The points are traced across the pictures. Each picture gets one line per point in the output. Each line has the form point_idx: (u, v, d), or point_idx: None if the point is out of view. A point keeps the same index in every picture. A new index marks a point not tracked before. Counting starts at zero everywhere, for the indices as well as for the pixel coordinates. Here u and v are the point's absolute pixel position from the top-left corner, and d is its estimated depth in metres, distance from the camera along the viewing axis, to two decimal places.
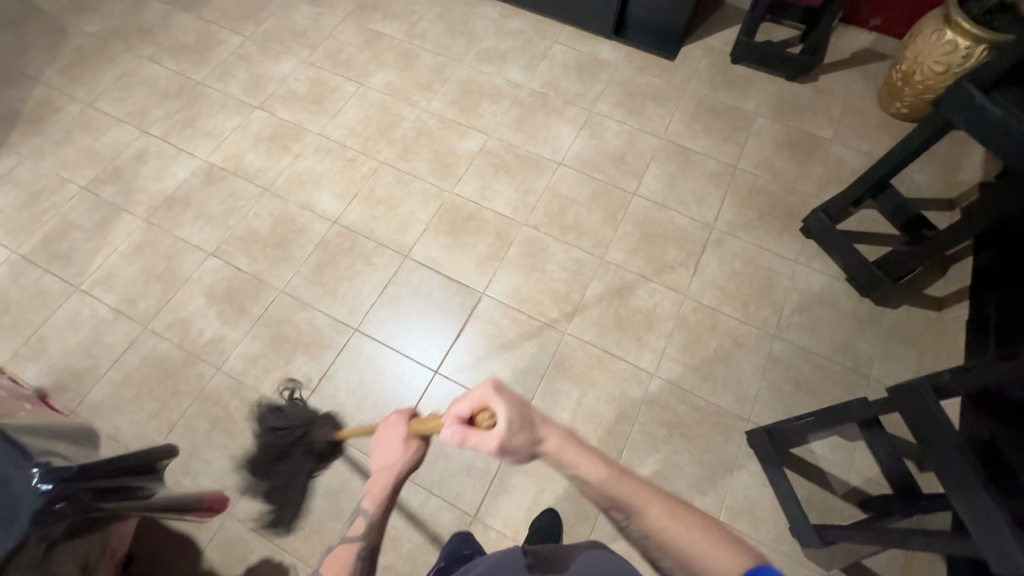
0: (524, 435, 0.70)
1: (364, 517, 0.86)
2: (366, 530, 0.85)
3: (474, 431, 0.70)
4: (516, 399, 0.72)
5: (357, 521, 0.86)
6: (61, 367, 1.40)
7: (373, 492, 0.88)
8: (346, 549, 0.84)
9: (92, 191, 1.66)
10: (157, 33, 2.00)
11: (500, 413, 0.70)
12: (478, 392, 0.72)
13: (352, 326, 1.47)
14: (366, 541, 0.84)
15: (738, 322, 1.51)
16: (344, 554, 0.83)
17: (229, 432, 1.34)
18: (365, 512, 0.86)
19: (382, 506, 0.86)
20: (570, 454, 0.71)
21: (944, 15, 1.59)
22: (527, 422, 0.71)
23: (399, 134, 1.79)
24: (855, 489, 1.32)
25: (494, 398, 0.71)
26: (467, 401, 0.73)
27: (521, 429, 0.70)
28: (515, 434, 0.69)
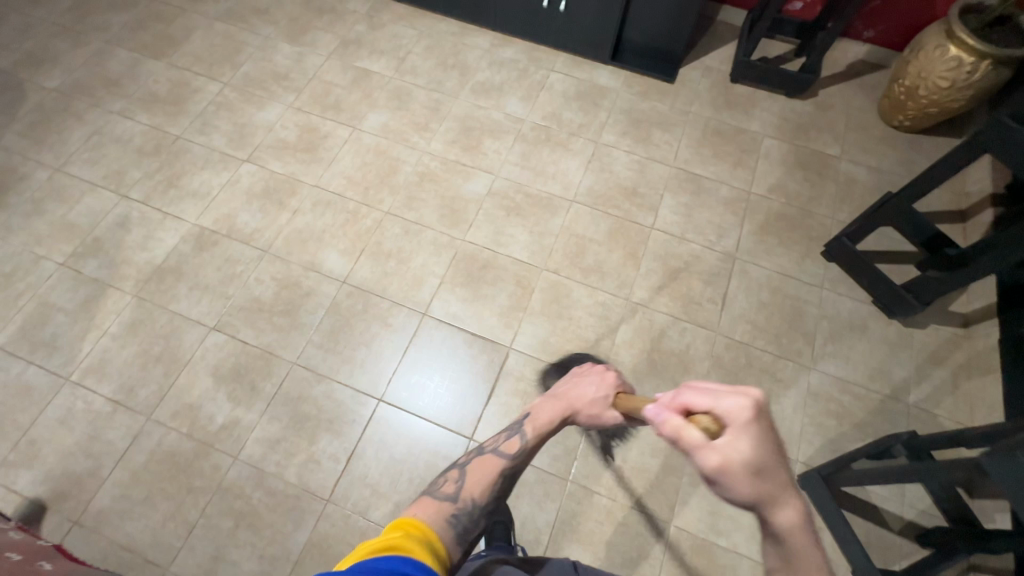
0: (756, 485, 0.56)
1: (520, 440, 0.83)
2: (520, 454, 0.81)
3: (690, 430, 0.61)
4: (762, 435, 0.58)
5: (513, 440, 0.83)
6: (58, 472, 1.27)
7: (538, 421, 0.86)
8: (493, 460, 0.80)
9: (73, 267, 1.52)
10: (126, 84, 1.86)
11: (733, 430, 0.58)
12: (734, 407, 0.59)
13: (375, 397, 1.38)
14: (513, 462, 0.80)
15: (773, 356, 1.48)
16: (492, 464, 0.79)
17: (256, 528, 1.23)
18: (523, 435, 0.83)
19: (542, 436, 0.84)
20: (788, 534, 0.56)
21: (945, 31, 1.59)
22: (770, 476, 0.57)
23: (401, 180, 1.71)
24: (910, 524, 1.30)
25: (746, 423, 0.58)
26: (713, 398, 0.61)
27: (759, 478, 0.56)
28: (748, 476, 0.56)
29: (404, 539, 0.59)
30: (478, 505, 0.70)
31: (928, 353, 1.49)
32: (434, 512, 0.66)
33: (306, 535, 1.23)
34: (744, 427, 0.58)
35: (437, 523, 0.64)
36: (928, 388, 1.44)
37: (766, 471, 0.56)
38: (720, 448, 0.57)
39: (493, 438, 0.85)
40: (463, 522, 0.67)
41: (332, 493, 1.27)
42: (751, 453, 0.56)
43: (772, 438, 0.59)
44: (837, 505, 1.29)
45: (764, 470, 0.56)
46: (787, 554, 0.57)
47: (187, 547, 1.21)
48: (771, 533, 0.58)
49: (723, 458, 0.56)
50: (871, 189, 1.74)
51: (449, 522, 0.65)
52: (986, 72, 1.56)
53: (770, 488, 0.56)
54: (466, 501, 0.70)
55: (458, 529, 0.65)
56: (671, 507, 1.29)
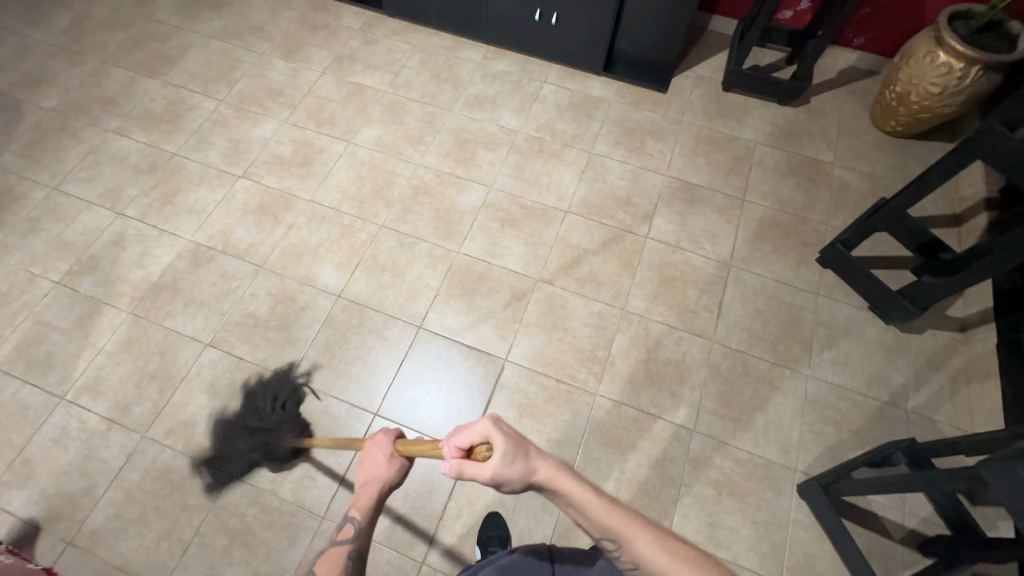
0: (518, 466, 0.68)
1: (351, 525, 0.78)
2: (357, 537, 0.78)
3: (470, 462, 0.69)
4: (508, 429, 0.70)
5: (345, 527, 0.79)
6: (52, 492, 1.26)
7: (361, 500, 0.80)
8: (335, 551, 0.78)
9: (69, 286, 1.52)
10: (122, 103, 1.88)
11: (494, 441, 0.68)
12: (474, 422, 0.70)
13: (371, 411, 1.38)
14: (356, 545, 0.78)
15: (769, 364, 1.47)
16: (336, 557, 0.77)
17: (250, 546, 1.22)
18: (351, 520, 0.79)
19: (370, 512, 0.79)
20: (564, 485, 0.69)
21: (935, 37, 1.60)
22: (524, 453, 0.69)
23: (395, 194, 1.71)
24: (912, 532, 1.28)
25: (489, 426, 0.69)
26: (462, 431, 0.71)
27: (518, 459, 0.68)
28: (511, 464, 0.68)
29: None
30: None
31: (925, 358, 1.48)
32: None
33: (301, 553, 1.22)
34: (490, 432, 0.69)
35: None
36: (926, 394, 1.43)
37: (518, 453, 0.69)
38: (487, 462, 0.68)
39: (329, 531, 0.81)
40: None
41: (327, 510, 1.26)
42: (503, 448, 0.68)
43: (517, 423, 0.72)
44: (838, 515, 1.28)
45: (517, 452, 0.68)
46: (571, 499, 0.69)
47: (181, 567, 1.20)
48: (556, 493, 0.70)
49: (492, 467, 0.67)
50: (864, 195, 1.74)
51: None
52: (976, 78, 1.56)
53: (527, 466, 0.69)
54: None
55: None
56: (669, 518, 1.28)
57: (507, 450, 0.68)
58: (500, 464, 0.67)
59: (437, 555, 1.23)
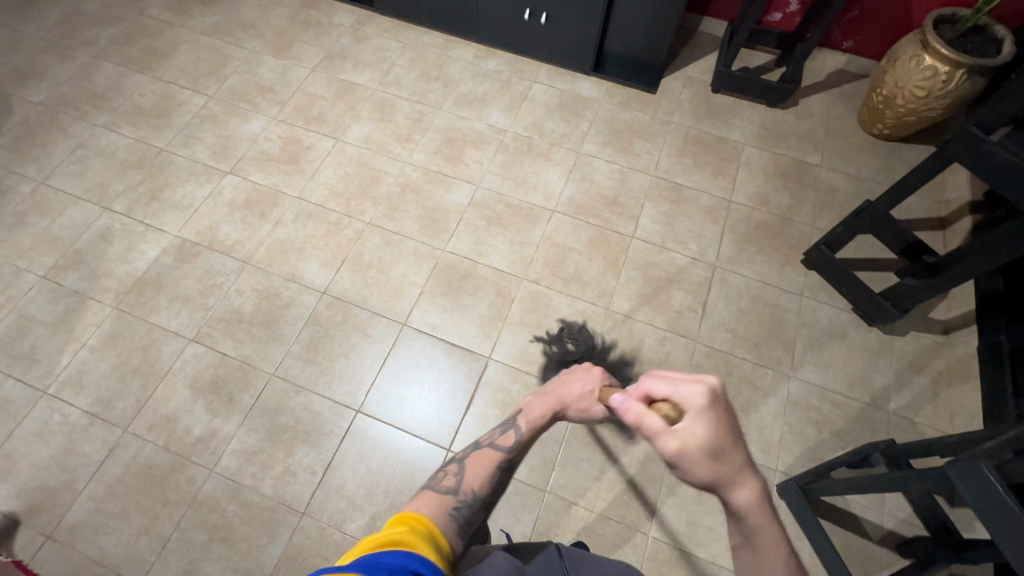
0: (712, 468, 0.61)
1: (515, 434, 0.83)
2: (515, 448, 0.81)
3: (652, 416, 0.65)
4: (718, 424, 0.62)
5: (508, 434, 0.83)
6: (32, 486, 1.26)
7: (532, 415, 0.86)
8: (490, 453, 0.80)
9: (53, 280, 1.52)
10: (112, 98, 1.88)
11: (696, 426, 0.62)
12: (689, 393, 0.64)
13: (353, 408, 1.38)
14: (510, 456, 0.81)
15: (752, 365, 1.48)
16: (488, 458, 0.79)
17: (230, 541, 1.22)
18: (517, 430, 0.84)
19: (535, 431, 0.84)
20: (747, 512, 0.62)
21: (920, 41, 1.61)
22: (725, 459, 0.61)
23: (383, 192, 1.71)
24: (890, 534, 1.29)
25: (700, 412, 0.62)
26: (670, 385, 0.65)
27: (713, 461, 0.61)
28: (702, 461, 0.61)
29: (408, 534, 0.58)
30: (479, 495, 0.71)
31: (907, 360, 1.49)
32: (435, 505, 0.65)
33: (280, 548, 1.22)
34: (699, 412, 0.62)
35: (438, 517, 0.63)
36: (908, 396, 1.44)
37: (721, 454, 0.61)
38: (676, 433, 0.62)
39: (489, 431, 0.85)
40: (469, 510, 0.68)
41: (308, 506, 1.26)
42: (705, 436, 0.61)
43: (730, 422, 0.63)
44: (816, 515, 1.28)
45: (717, 452, 0.61)
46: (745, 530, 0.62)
47: (160, 562, 1.20)
48: (730, 511, 0.63)
49: (679, 442, 0.61)
50: (851, 198, 1.75)
51: (451, 515, 0.65)
52: (961, 81, 1.57)
53: (723, 470, 0.61)
54: (466, 494, 0.70)
55: (458, 523, 0.64)
56: (649, 517, 1.28)
57: (709, 445, 0.61)
58: (691, 448, 0.61)
59: None
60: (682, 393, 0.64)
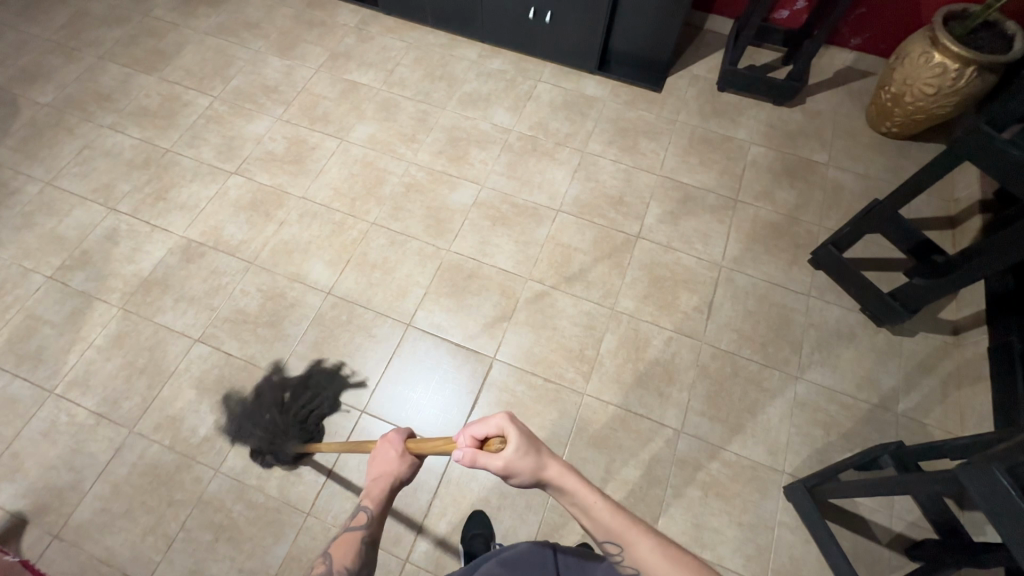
0: (534, 464, 0.66)
1: (364, 513, 0.81)
2: (369, 525, 0.81)
3: (484, 452, 0.66)
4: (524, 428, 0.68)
5: (359, 514, 0.82)
6: (40, 486, 1.27)
7: (372, 491, 0.82)
8: (349, 538, 0.81)
9: (60, 280, 1.53)
10: (118, 99, 1.89)
11: (510, 436, 0.66)
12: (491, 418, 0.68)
13: (358, 409, 1.38)
14: (368, 533, 0.81)
15: (759, 365, 1.46)
16: (349, 543, 0.81)
17: (235, 541, 1.23)
18: (364, 510, 0.82)
19: (381, 505, 0.81)
20: (571, 487, 0.68)
21: (930, 38, 1.59)
22: (537, 451, 0.67)
23: (387, 192, 1.71)
24: (899, 536, 1.28)
25: (506, 423, 0.67)
26: (478, 423, 0.68)
27: (533, 456, 0.67)
28: (525, 460, 0.66)
29: None
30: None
31: (917, 361, 1.47)
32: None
33: (285, 549, 1.22)
34: (508, 428, 0.67)
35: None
36: (916, 397, 1.42)
37: (536, 451, 0.67)
38: (502, 456, 0.66)
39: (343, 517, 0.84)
40: None
41: (313, 506, 1.26)
42: (520, 442, 0.66)
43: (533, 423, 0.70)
44: (825, 518, 1.27)
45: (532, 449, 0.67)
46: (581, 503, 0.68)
47: (166, 562, 1.20)
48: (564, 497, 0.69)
49: (505, 461, 0.65)
50: (859, 196, 1.73)
51: None
52: (971, 78, 1.55)
53: (542, 463, 0.67)
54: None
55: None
56: (654, 520, 1.27)
57: (523, 447, 0.66)
58: (516, 459, 0.66)
59: (421, 553, 1.23)
60: (484, 422, 0.68)
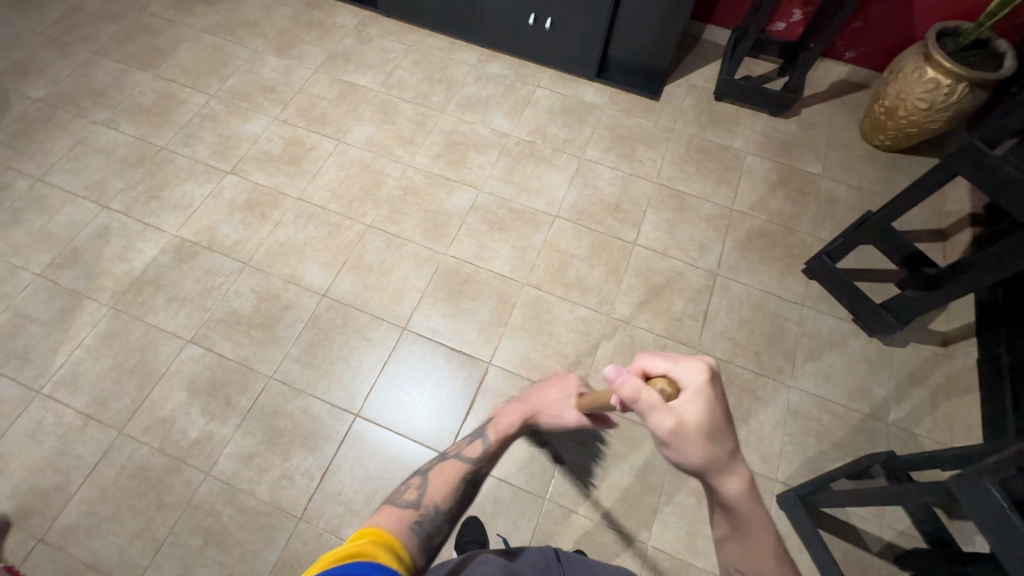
0: (707, 447, 0.62)
1: (481, 445, 0.88)
2: (482, 457, 0.86)
3: (654, 394, 0.62)
4: (717, 405, 0.64)
5: (474, 445, 0.88)
6: (25, 487, 1.24)
7: (499, 425, 0.93)
8: (455, 466, 0.84)
9: (50, 278, 1.51)
10: (112, 95, 1.86)
11: (698, 406, 0.62)
12: (691, 371, 0.64)
13: (352, 412, 1.37)
14: (477, 467, 0.85)
15: (753, 374, 1.47)
16: (452, 471, 0.83)
17: (225, 546, 1.21)
18: (484, 440, 0.89)
19: (501, 441, 0.90)
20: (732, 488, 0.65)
21: (923, 53, 1.61)
22: (718, 435, 0.63)
23: (384, 194, 1.71)
24: (889, 545, 1.28)
25: (699, 392, 0.63)
26: (672, 364, 0.65)
27: (709, 439, 0.62)
28: (698, 441, 0.62)
29: (365, 544, 0.59)
30: (440, 510, 0.73)
31: (907, 372, 1.49)
32: (395, 520, 0.68)
33: (276, 554, 1.20)
34: (696, 392, 0.63)
35: (398, 531, 0.65)
36: (907, 408, 1.44)
37: (717, 433, 0.63)
38: (681, 414, 0.62)
39: (455, 446, 0.90)
40: (426, 526, 0.69)
41: (305, 511, 1.25)
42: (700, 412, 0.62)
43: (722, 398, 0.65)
44: (817, 527, 1.28)
45: (712, 429, 0.62)
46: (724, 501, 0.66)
47: (154, 567, 1.18)
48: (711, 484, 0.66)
49: (678, 423, 0.61)
50: (852, 208, 1.75)
51: (410, 529, 0.67)
52: (963, 94, 1.58)
53: (714, 449, 0.63)
54: (429, 509, 0.73)
55: (420, 536, 0.67)
56: (648, 527, 1.28)
57: (703, 422, 0.62)
58: (688, 427, 0.62)
59: None
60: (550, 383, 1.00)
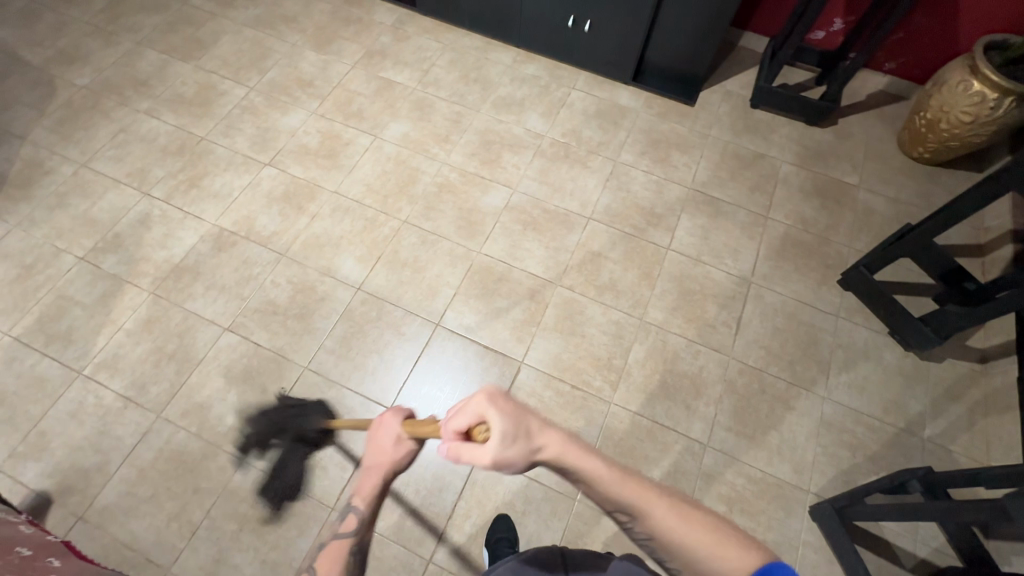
0: (520, 449, 0.61)
1: (354, 516, 0.77)
2: (358, 530, 0.76)
3: (469, 446, 0.62)
4: (510, 407, 0.63)
5: (348, 517, 0.78)
6: (66, 466, 1.27)
7: (364, 489, 0.78)
8: (337, 543, 0.77)
9: (92, 262, 1.54)
10: (154, 85, 1.90)
11: (495, 423, 0.62)
12: (475, 402, 0.63)
13: (385, 406, 1.38)
14: (357, 538, 0.77)
15: (786, 383, 1.46)
16: (338, 548, 0.77)
17: (259, 532, 1.22)
18: (354, 510, 0.77)
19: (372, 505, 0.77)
20: (572, 460, 0.62)
21: (969, 66, 1.60)
22: (523, 431, 0.62)
23: (419, 190, 1.72)
24: (923, 562, 1.27)
25: (488, 409, 0.62)
26: (464, 414, 0.64)
27: (516, 444, 0.61)
28: (509, 451, 0.61)
29: None
30: None
31: (943, 388, 1.47)
32: None
33: (309, 542, 1.22)
34: (487, 408, 0.62)
35: None
36: (943, 423, 1.42)
37: (519, 433, 0.62)
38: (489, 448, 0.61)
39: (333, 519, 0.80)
40: None
41: (338, 501, 1.26)
42: (503, 427, 0.61)
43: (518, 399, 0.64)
44: (850, 540, 1.27)
45: (516, 429, 0.61)
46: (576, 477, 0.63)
47: (189, 549, 1.20)
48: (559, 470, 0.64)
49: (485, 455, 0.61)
50: (889, 220, 1.74)
51: None
52: (1009, 108, 1.56)
53: (530, 445, 0.62)
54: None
55: None
56: None
57: (505, 431, 0.61)
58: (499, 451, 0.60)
59: (444, 553, 1.23)
60: (376, 427, 0.80)
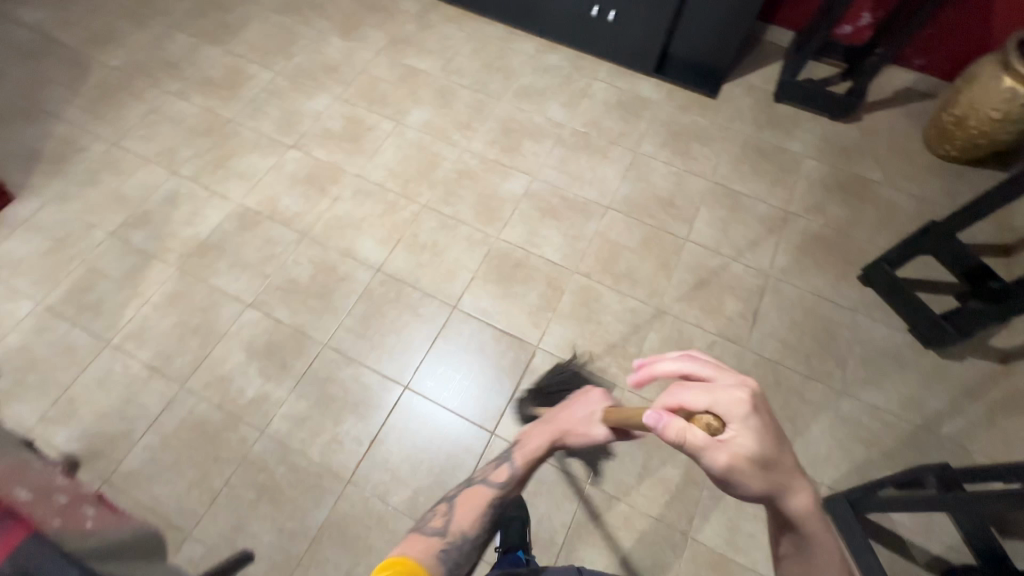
0: (768, 481, 0.58)
1: (509, 469, 0.90)
2: (506, 484, 0.89)
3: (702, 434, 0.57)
4: (770, 432, 0.58)
5: (502, 468, 0.91)
6: (93, 432, 1.31)
7: (528, 447, 0.91)
8: (484, 488, 0.90)
9: (122, 238, 1.58)
10: (184, 67, 1.94)
11: (747, 437, 0.56)
12: (728, 399, 0.57)
13: (401, 384, 1.40)
14: (503, 491, 0.90)
15: (802, 377, 1.46)
16: (482, 493, 0.90)
17: (276, 502, 1.25)
18: (511, 463, 0.91)
19: (529, 467, 0.90)
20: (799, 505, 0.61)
21: (1001, 62, 1.58)
22: (778, 467, 0.58)
23: (440, 176, 1.74)
24: (937, 559, 1.26)
25: (743, 407, 0.57)
26: (710, 396, 0.58)
27: (761, 462, 0.57)
28: (751, 463, 0.57)
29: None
30: (466, 537, 0.84)
31: (963, 386, 1.45)
32: (423, 548, 0.79)
33: (325, 514, 1.24)
34: (740, 417, 0.57)
35: (424, 560, 0.77)
36: (962, 422, 1.40)
37: (774, 466, 0.58)
38: (727, 447, 0.56)
39: (486, 466, 0.94)
40: (450, 557, 0.81)
41: (353, 475, 1.29)
42: (753, 446, 0.56)
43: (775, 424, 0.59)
44: (864, 534, 1.26)
45: (771, 460, 0.57)
46: (785, 514, 0.62)
47: (209, 516, 1.23)
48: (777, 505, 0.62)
49: (724, 457, 0.56)
50: (912, 218, 1.71)
51: (435, 559, 0.78)
52: None
53: (778, 480, 0.58)
54: (454, 537, 0.83)
55: (442, 565, 0.78)
56: (689, 519, 1.28)
57: (755, 454, 0.57)
58: (740, 464, 0.56)
59: None
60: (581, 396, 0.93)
